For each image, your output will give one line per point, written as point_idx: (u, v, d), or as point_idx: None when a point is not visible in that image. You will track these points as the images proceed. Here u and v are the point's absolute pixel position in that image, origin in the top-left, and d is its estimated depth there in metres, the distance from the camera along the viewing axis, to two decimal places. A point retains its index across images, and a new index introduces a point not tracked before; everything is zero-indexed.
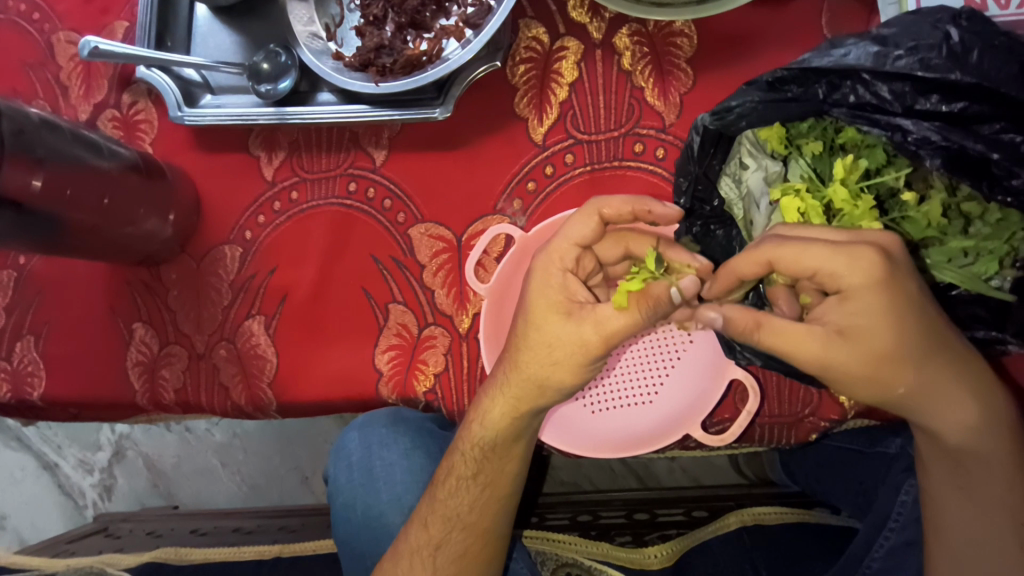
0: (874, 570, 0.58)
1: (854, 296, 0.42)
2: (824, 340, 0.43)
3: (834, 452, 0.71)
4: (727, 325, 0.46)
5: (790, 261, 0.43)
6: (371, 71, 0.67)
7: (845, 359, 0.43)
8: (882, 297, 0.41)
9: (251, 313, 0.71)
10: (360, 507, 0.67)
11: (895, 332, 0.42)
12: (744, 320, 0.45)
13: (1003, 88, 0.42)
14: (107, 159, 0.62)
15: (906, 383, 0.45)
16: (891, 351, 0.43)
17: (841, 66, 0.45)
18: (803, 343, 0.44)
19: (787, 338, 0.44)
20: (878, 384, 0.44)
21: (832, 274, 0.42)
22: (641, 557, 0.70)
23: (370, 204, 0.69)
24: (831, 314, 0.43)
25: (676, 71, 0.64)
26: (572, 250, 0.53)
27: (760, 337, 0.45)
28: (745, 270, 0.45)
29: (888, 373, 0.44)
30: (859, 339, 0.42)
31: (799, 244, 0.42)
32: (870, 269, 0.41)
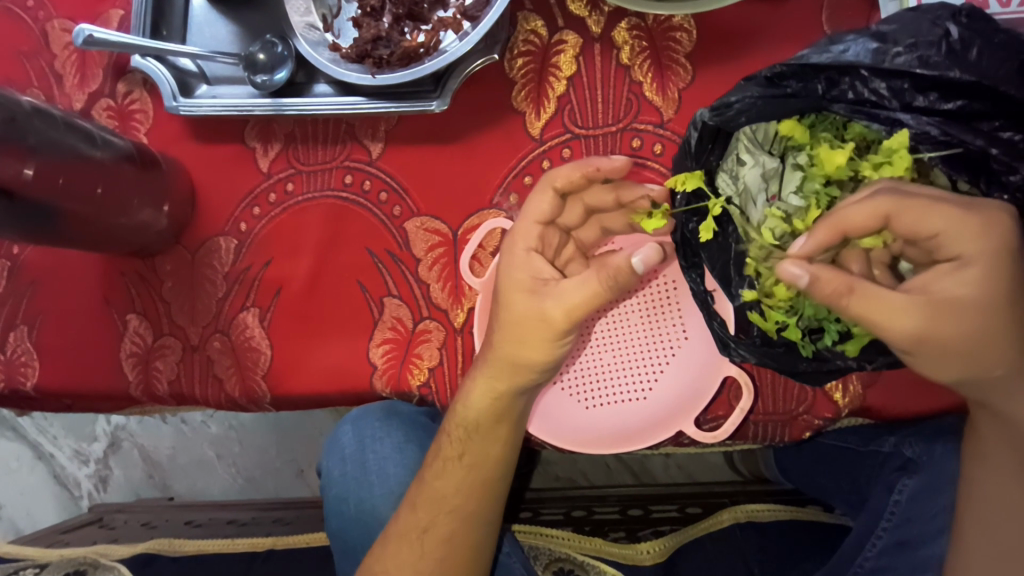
0: (866, 569, 0.58)
1: (973, 264, 0.41)
2: (929, 311, 0.42)
3: (828, 450, 0.69)
4: (815, 284, 0.43)
5: (908, 220, 0.42)
6: (368, 63, 0.66)
7: (947, 331, 0.42)
8: (1001, 269, 0.41)
9: (246, 305, 0.70)
10: (354, 501, 0.67)
11: (996, 307, 0.42)
12: (836, 283, 0.43)
13: (1001, 86, 0.42)
14: (101, 149, 0.61)
15: (1005, 365, 0.44)
16: (985, 326, 0.42)
17: (840, 63, 0.44)
18: (903, 314, 0.42)
19: (881, 307, 0.42)
20: (974, 363, 0.44)
21: (955, 237, 0.41)
22: (633, 553, 0.70)
23: (365, 196, 0.69)
24: (939, 284, 0.42)
25: (674, 66, 0.64)
26: (534, 229, 0.57)
27: (852, 303, 0.42)
28: (853, 223, 0.44)
29: (985, 351, 0.43)
30: (960, 310, 0.42)
31: (923, 202, 0.41)
32: (1003, 238, 0.41)
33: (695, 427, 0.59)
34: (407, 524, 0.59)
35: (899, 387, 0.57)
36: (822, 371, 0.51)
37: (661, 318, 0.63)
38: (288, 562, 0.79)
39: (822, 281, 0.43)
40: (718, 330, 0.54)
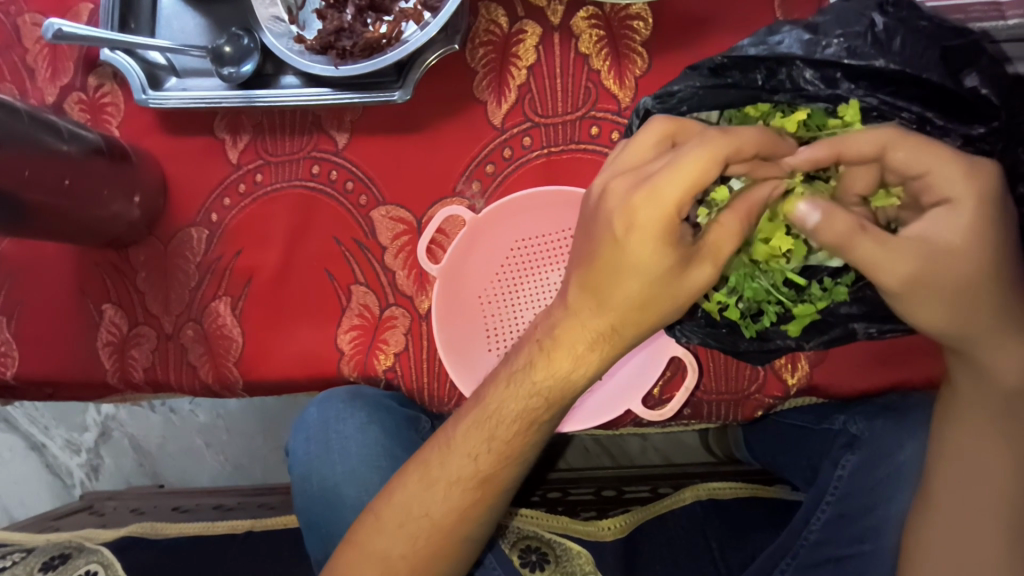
0: (809, 542, 0.60)
1: (962, 207, 0.42)
2: (925, 255, 0.43)
3: (788, 428, 0.72)
4: (826, 222, 0.43)
5: (902, 158, 0.43)
6: (332, 55, 0.67)
7: (940, 277, 0.43)
8: (988, 212, 0.42)
9: (218, 294, 0.72)
10: (316, 478, 0.69)
11: (985, 252, 0.43)
12: (845, 224, 0.43)
13: (925, 74, 0.43)
14: (70, 141, 0.63)
15: (991, 314, 0.45)
16: (976, 271, 0.43)
17: (776, 54, 0.46)
18: (901, 261, 0.42)
19: (885, 251, 0.42)
20: (965, 310, 0.45)
21: (943, 178, 0.42)
22: (595, 529, 0.73)
23: (332, 186, 0.70)
24: (933, 229, 0.43)
25: (631, 54, 0.65)
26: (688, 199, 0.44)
27: (861, 245, 0.42)
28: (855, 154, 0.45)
29: (976, 297, 0.44)
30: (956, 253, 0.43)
31: (923, 140, 0.43)
32: (988, 184, 0.42)
33: (643, 406, 0.61)
34: None
35: (844, 366, 0.59)
36: (763, 350, 0.54)
37: None
38: (266, 544, 0.81)
39: (834, 224, 0.43)
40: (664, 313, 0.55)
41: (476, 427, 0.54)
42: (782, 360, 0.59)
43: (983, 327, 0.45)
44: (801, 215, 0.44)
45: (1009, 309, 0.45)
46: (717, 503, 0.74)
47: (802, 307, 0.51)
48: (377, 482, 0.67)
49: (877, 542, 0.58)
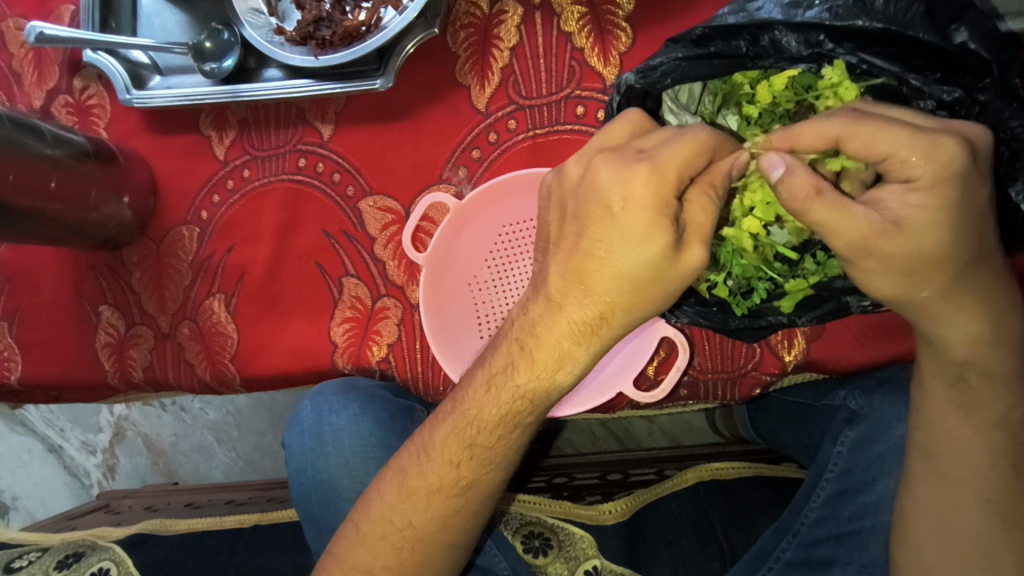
0: (809, 520, 0.59)
1: (920, 185, 0.40)
2: (876, 228, 0.40)
3: (791, 407, 0.71)
4: (785, 183, 0.41)
5: (859, 144, 0.41)
6: (312, 45, 0.66)
7: (889, 248, 0.41)
8: (949, 188, 0.40)
9: (212, 292, 0.72)
10: (312, 470, 0.69)
11: (942, 231, 0.41)
12: (804, 185, 0.41)
13: (910, 31, 0.42)
14: (57, 145, 0.63)
15: (933, 288, 0.43)
16: (932, 247, 0.41)
17: (756, 20, 0.44)
18: (851, 226, 0.40)
19: (838, 216, 0.40)
20: (910, 283, 0.43)
21: (906, 160, 0.40)
22: (596, 513, 0.72)
23: (319, 178, 0.70)
24: (889, 201, 0.41)
25: (615, 30, 0.63)
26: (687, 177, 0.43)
27: (814, 209, 0.40)
28: (809, 141, 0.44)
29: (924, 272, 0.42)
30: (914, 231, 0.40)
31: (877, 124, 0.41)
32: (950, 162, 0.39)
33: (633, 387, 0.60)
34: None
35: (842, 340, 0.58)
36: (755, 327, 0.53)
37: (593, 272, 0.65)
38: (274, 536, 0.82)
39: (791, 189, 0.41)
40: None
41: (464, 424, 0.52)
42: (778, 337, 0.58)
43: (924, 300, 0.44)
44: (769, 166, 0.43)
45: (955, 283, 0.43)
46: (720, 484, 0.73)
47: (795, 282, 0.51)
48: (370, 472, 0.67)
49: (877, 517, 0.56)
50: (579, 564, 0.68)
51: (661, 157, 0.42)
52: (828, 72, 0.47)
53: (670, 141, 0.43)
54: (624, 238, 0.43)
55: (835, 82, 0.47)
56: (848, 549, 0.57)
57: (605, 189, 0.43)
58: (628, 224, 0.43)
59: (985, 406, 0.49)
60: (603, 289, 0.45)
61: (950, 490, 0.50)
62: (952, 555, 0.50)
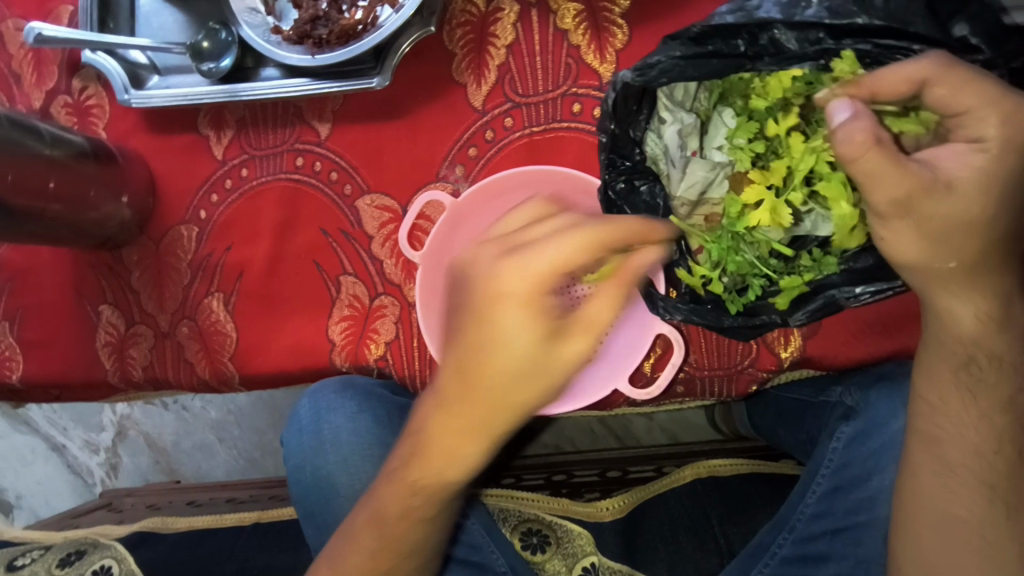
0: (805, 515, 0.59)
1: (987, 149, 0.40)
2: (925, 184, 0.39)
3: (788, 403, 0.71)
4: (846, 132, 0.39)
5: (942, 90, 0.41)
6: (309, 44, 0.66)
7: (932, 208, 0.40)
8: (1006, 161, 0.41)
9: (210, 290, 0.72)
10: (310, 467, 0.70)
11: (987, 198, 0.41)
12: (864, 135, 0.38)
13: (910, 27, 0.42)
14: (55, 145, 0.63)
15: (960, 259, 0.43)
16: (968, 213, 0.41)
17: (755, 20, 0.45)
18: (899, 182, 0.39)
19: (892, 170, 0.39)
20: (938, 248, 0.42)
21: (981, 119, 0.40)
22: (594, 510, 0.73)
23: (317, 177, 0.70)
24: (946, 160, 0.41)
25: (611, 27, 0.63)
26: (553, 275, 0.41)
27: (870, 156, 0.38)
28: (883, 88, 0.43)
29: (958, 239, 0.42)
30: (967, 191, 0.40)
31: (967, 72, 0.40)
32: (1018, 130, 0.40)
33: (628, 384, 0.60)
34: None
35: (838, 337, 0.58)
36: (751, 327, 0.52)
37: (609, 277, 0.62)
38: (274, 534, 0.82)
39: (849, 131, 0.39)
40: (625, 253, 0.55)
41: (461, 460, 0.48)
42: (774, 335, 0.58)
43: (948, 270, 0.43)
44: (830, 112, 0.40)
45: (983, 258, 0.43)
46: (719, 481, 0.73)
47: (789, 279, 0.51)
48: (368, 470, 0.68)
49: (872, 512, 0.57)
50: (576, 561, 0.68)
51: (546, 248, 0.41)
52: (838, 63, 0.45)
53: (549, 235, 0.42)
54: (505, 333, 0.42)
55: (847, 71, 0.45)
56: (845, 544, 0.57)
57: (499, 282, 0.42)
58: (538, 309, 0.42)
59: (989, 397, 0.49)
60: (529, 390, 0.44)
61: (953, 478, 0.50)
62: (951, 544, 0.49)
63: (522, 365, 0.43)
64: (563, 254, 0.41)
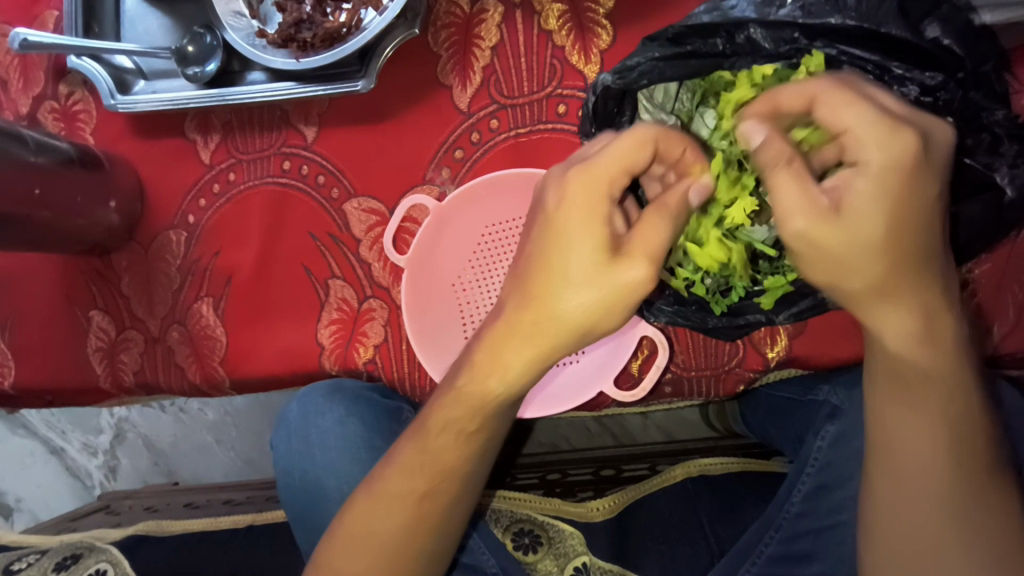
0: (791, 515, 0.59)
1: (869, 168, 0.38)
2: (815, 207, 0.39)
3: (778, 402, 0.71)
4: (767, 146, 0.42)
5: (828, 109, 0.40)
6: (293, 47, 0.66)
7: (834, 232, 0.39)
8: (897, 181, 0.38)
9: (200, 295, 0.72)
10: (299, 472, 0.70)
11: (890, 218, 0.39)
12: (780, 150, 0.40)
13: (883, 28, 0.42)
14: (40, 152, 0.63)
15: (872, 281, 0.40)
16: (871, 236, 0.39)
17: (731, 19, 0.44)
18: (796, 204, 0.39)
19: (791, 184, 0.39)
20: (844, 273, 0.40)
21: (863, 137, 0.38)
22: (585, 510, 0.73)
23: (304, 181, 0.70)
24: (842, 186, 0.39)
25: (595, 28, 0.63)
26: (619, 179, 0.45)
27: (781, 171, 0.40)
28: (787, 101, 0.43)
29: (866, 263, 0.40)
30: (872, 211, 0.39)
31: (851, 95, 0.39)
32: (909, 146, 0.38)
33: (614, 386, 0.60)
34: None
35: (825, 337, 0.58)
36: (734, 326, 0.53)
37: None
38: (270, 537, 0.83)
39: (772, 144, 0.41)
40: None
41: (451, 426, 0.51)
42: (761, 334, 0.58)
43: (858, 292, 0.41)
44: (748, 132, 0.43)
45: (892, 279, 0.40)
46: (711, 480, 0.73)
47: (772, 278, 0.51)
48: (355, 475, 0.67)
49: (853, 512, 0.56)
50: (568, 560, 0.69)
51: (595, 163, 0.44)
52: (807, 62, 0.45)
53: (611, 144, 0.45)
54: (568, 236, 0.45)
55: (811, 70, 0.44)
56: (828, 544, 0.56)
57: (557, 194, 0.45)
58: (569, 226, 0.45)
59: (929, 419, 0.46)
60: (565, 299, 0.45)
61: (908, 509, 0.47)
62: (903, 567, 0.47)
63: (563, 276, 0.45)
64: (621, 156, 0.44)
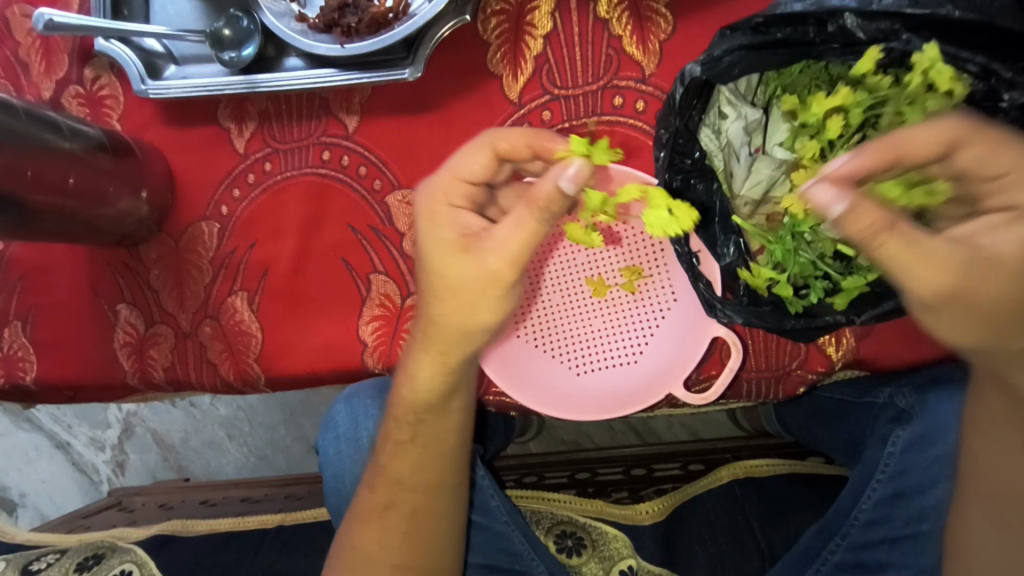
0: (858, 523, 0.58)
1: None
2: (964, 264, 0.38)
3: (827, 403, 0.70)
4: (848, 219, 0.37)
5: (974, 154, 0.39)
6: (337, 33, 0.63)
7: (978, 292, 0.38)
8: None
9: (233, 290, 0.70)
10: (348, 477, 0.69)
11: None
12: (871, 220, 0.37)
13: (996, 20, 0.40)
14: (72, 138, 0.60)
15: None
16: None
17: (825, 7, 0.42)
18: (934, 270, 0.38)
19: (913, 257, 0.37)
20: (994, 334, 0.40)
21: (1016, 182, 0.38)
22: (632, 513, 0.72)
23: (345, 172, 0.68)
24: (986, 234, 0.39)
25: (654, 17, 0.60)
26: (456, 186, 0.50)
27: (887, 244, 0.37)
28: (910, 148, 0.39)
29: (1010, 321, 0.40)
30: (1011, 272, 0.38)
31: (996, 137, 0.39)
32: None
33: (684, 389, 0.59)
34: (393, 506, 0.60)
35: (894, 341, 0.57)
36: (810, 328, 0.50)
37: (653, 278, 0.62)
38: (300, 536, 0.81)
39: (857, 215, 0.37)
40: (682, 252, 0.52)
41: None
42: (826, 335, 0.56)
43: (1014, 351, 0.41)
44: (823, 203, 0.38)
45: None
46: (756, 483, 0.72)
47: (851, 279, 0.49)
48: None
49: (934, 523, 0.57)
50: (613, 564, 0.68)
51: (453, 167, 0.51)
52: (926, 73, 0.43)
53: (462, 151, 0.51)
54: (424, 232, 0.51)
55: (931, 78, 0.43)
56: (903, 553, 0.57)
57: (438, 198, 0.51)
58: (439, 236, 0.50)
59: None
60: None
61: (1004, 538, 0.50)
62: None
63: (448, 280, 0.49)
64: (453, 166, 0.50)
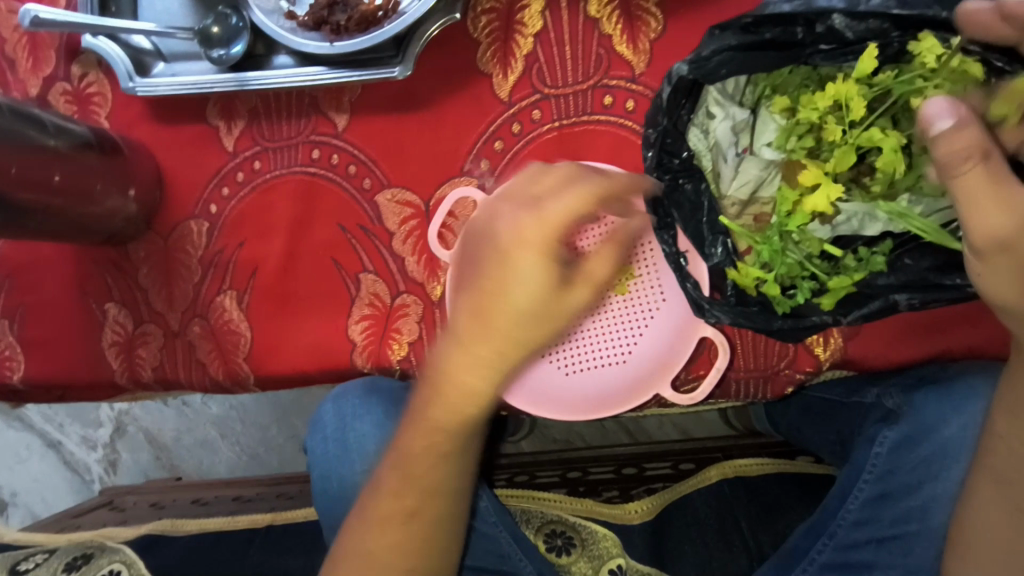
0: (846, 522, 0.59)
1: None
2: None
3: (816, 402, 0.70)
4: (947, 135, 0.37)
5: None
6: (326, 30, 0.63)
7: None
8: None
9: (222, 289, 0.70)
10: (335, 477, 0.68)
11: None
12: (968, 145, 0.37)
13: (984, 21, 0.40)
14: (59, 135, 0.60)
15: None
16: None
17: (813, 8, 0.43)
18: (1001, 208, 0.37)
19: (990, 192, 0.37)
20: None
21: None
22: (621, 512, 0.72)
23: (334, 171, 0.67)
24: None
25: (644, 16, 0.60)
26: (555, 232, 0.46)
27: (972, 171, 0.37)
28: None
29: None
30: None
31: None
32: None
33: (672, 389, 0.59)
34: None
35: (881, 339, 0.57)
36: (798, 328, 0.50)
37: (641, 278, 0.62)
38: (290, 536, 0.81)
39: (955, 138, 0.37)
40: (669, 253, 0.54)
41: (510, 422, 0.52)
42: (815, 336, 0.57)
43: None
44: (930, 117, 0.38)
45: None
46: (745, 481, 0.72)
47: (838, 278, 0.49)
48: None
49: (925, 522, 0.57)
50: (602, 563, 0.68)
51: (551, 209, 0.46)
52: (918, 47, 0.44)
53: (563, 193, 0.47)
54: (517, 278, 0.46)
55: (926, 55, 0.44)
56: (892, 552, 0.58)
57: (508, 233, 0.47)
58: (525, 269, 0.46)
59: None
60: None
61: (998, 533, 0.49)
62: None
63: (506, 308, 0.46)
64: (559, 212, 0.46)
